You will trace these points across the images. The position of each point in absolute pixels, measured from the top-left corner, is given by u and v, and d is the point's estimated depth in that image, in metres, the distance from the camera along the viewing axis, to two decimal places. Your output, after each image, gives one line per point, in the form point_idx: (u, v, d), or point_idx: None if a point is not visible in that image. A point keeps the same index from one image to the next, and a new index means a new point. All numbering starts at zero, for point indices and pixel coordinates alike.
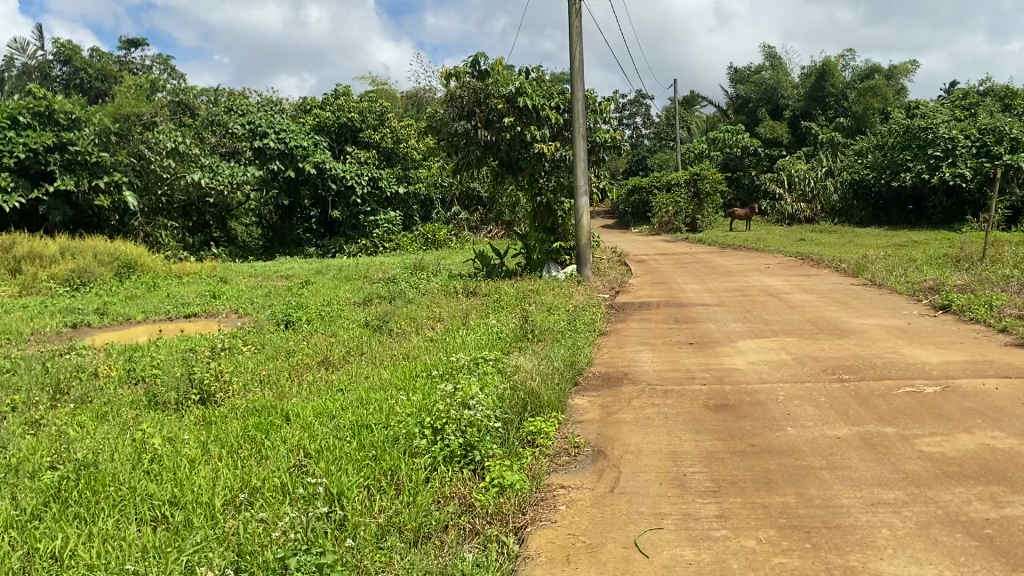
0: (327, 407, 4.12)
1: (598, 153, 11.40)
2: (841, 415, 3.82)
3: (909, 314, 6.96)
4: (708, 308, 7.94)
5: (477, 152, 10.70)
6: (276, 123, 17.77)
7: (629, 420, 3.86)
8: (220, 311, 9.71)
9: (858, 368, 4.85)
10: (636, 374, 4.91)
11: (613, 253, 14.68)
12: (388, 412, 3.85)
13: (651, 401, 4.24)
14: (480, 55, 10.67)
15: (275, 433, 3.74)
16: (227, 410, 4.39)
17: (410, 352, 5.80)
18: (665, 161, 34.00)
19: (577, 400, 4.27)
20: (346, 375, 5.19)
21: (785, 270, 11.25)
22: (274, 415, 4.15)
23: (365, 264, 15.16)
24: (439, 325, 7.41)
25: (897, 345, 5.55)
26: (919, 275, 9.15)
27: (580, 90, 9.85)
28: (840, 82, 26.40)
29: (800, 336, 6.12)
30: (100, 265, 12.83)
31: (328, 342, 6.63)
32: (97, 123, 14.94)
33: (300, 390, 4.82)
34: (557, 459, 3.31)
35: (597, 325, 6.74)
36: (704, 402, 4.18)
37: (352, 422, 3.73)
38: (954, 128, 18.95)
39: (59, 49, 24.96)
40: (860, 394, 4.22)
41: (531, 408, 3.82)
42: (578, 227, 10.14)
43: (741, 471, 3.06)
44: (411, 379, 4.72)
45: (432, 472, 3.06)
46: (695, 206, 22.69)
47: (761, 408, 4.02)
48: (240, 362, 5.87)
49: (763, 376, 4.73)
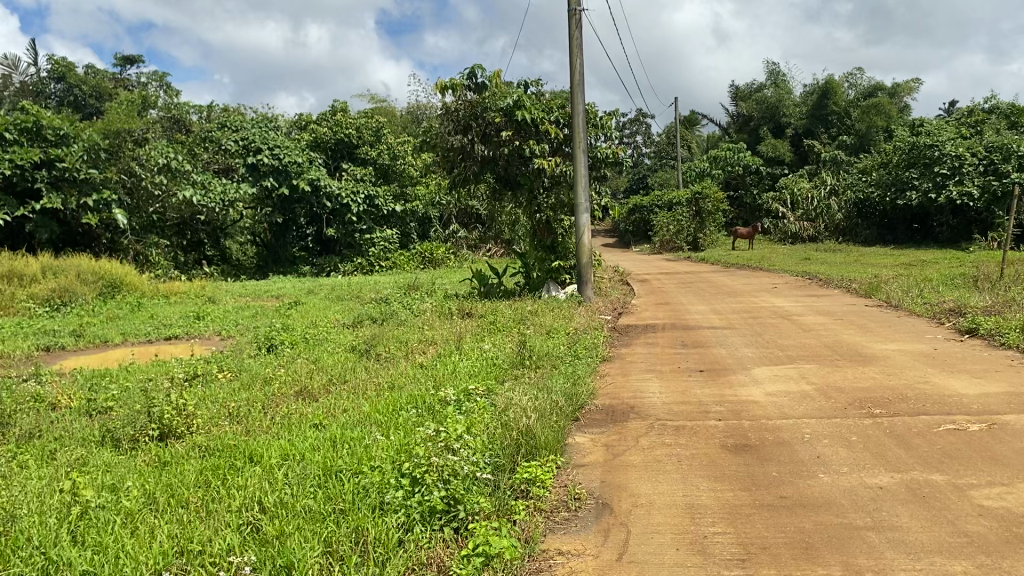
0: (295, 449, 3.67)
1: (600, 169, 10.96)
2: (880, 459, 3.34)
3: (934, 338, 6.48)
4: (717, 331, 7.48)
5: (473, 168, 10.29)
6: (271, 139, 17.34)
7: (637, 465, 3.39)
8: (203, 334, 9.24)
9: (889, 401, 4.37)
10: (643, 408, 4.43)
11: (613, 272, 14.23)
12: (361, 455, 3.39)
13: (662, 441, 3.76)
14: (476, 68, 10.28)
15: (232, 479, 3.29)
16: (186, 448, 3.94)
17: (396, 381, 5.32)
18: (667, 179, 33.61)
19: (578, 440, 3.80)
20: (323, 408, 4.72)
21: (794, 291, 10.77)
22: (238, 455, 3.71)
23: (358, 284, 14.73)
24: (430, 349, 6.94)
25: (927, 374, 5.07)
26: (938, 296, 8.68)
27: (582, 103, 9.43)
28: (842, 100, 26.07)
29: (820, 363, 5.65)
30: (84, 285, 12.39)
31: (310, 369, 6.17)
32: (87, 139, 14.52)
33: (270, 426, 4.36)
34: (554, 516, 2.84)
35: (600, 350, 6.27)
36: (721, 442, 3.70)
37: (320, 468, 3.29)
38: (961, 146, 18.55)
39: (53, 66, 24.68)
40: (896, 432, 3.74)
41: (525, 451, 3.35)
42: (579, 245, 9.68)
43: (772, 532, 2.59)
44: (392, 414, 4.25)
45: (404, 535, 2.59)
46: (696, 225, 22.27)
47: (786, 450, 3.54)
48: (212, 392, 5.39)
49: (784, 411, 4.25)
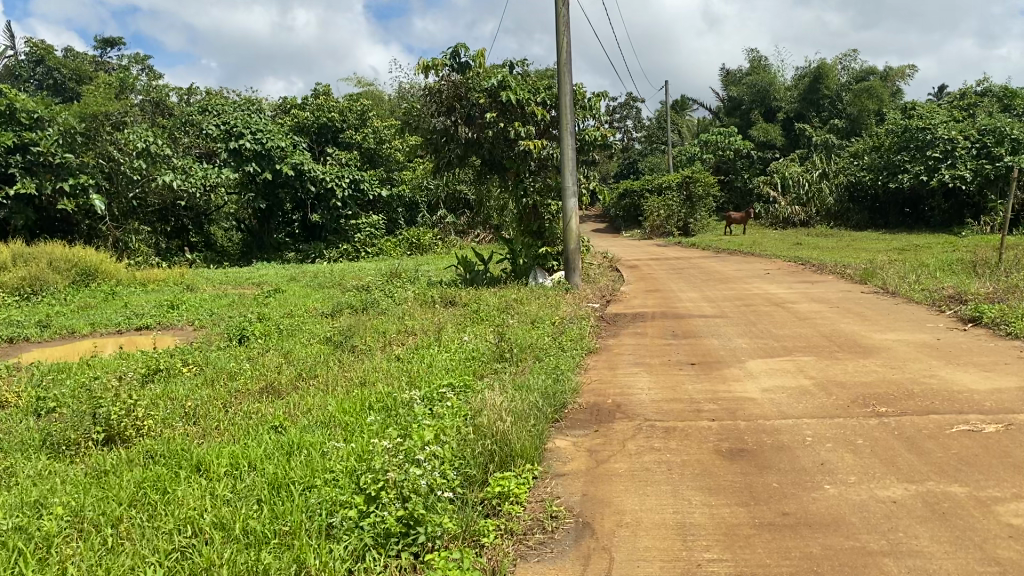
0: (247, 456, 3.37)
1: (589, 153, 10.60)
2: (891, 468, 3.02)
3: (935, 327, 6.17)
4: (708, 319, 7.17)
5: (457, 151, 9.91)
6: (253, 122, 16.93)
7: (623, 474, 3.06)
8: (177, 324, 8.88)
9: (895, 398, 4.04)
10: (631, 406, 4.11)
11: (602, 258, 13.89)
12: (314, 466, 3.09)
13: (650, 445, 3.43)
14: (459, 47, 9.88)
15: (173, 494, 2.99)
16: (131, 455, 3.63)
17: (368, 377, 4.99)
18: (657, 163, 33.26)
19: (558, 445, 3.47)
20: (287, 407, 4.39)
21: (788, 277, 10.45)
22: (185, 464, 3.40)
23: (340, 271, 14.38)
24: (409, 341, 6.61)
25: (933, 367, 4.75)
26: (936, 282, 8.39)
27: (568, 83, 9.07)
28: (835, 84, 25.86)
29: (817, 355, 5.33)
30: (56, 273, 11.98)
31: (279, 363, 5.83)
32: (63, 123, 14.08)
33: (227, 429, 4.05)
34: (526, 539, 2.53)
35: (586, 341, 5.94)
36: (715, 446, 3.37)
37: (268, 482, 2.99)
38: (954, 129, 18.26)
39: (31, 49, 24.20)
40: (907, 435, 3.42)
41: (499, 461, 3.01)
42: (566, 231, 9.33)
43: (775, 560, 2.28)
44: (359, 415, 3.94)
45: (355, 566, 2.31)
46: (688, 210, 21.90)
47: (787, 456, 3.22)
48: (172, 389, 5.05)
49: (783, 410, 3.92)
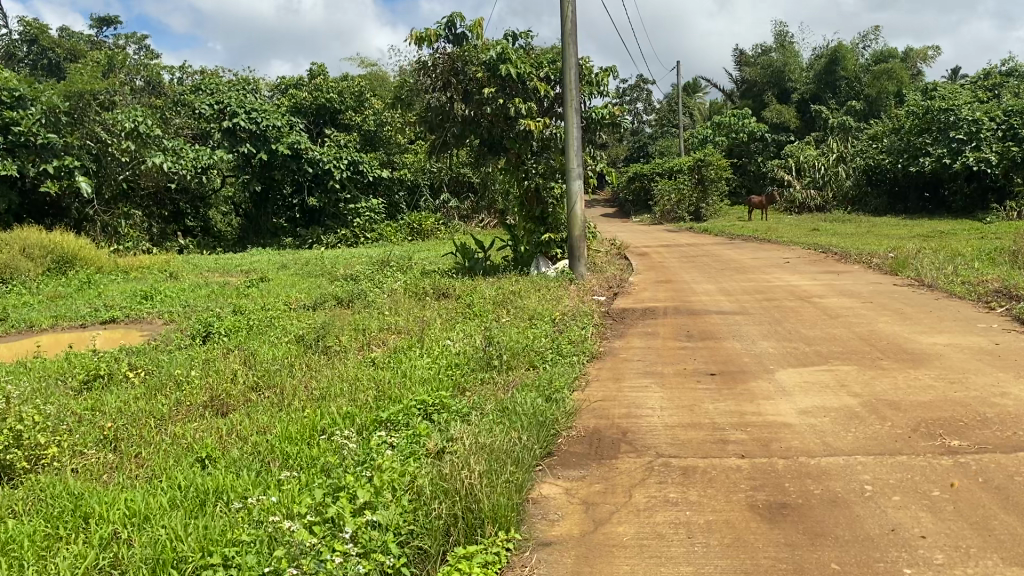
0: (145, 508, 2.63)
1: (596, 133, 9.78)
2: (990, 539, 2.25)
3: (988, 328, 5.39)
4: (727, 316, 6.40)
5: (453, 130, 9.12)
6: (247, 101, 16.11)
7: (629, 545, 2.30)
8: (146, 317, 8.13)
9: (966, 428, 3.26)
10: (641, 435, 3.34)
11: (610, 245, 13.06)
12: (219, 533, 2.33)
13: (664, 496, 2.66)
14: (456, 16, 9.08)
15: (27, 570, 2.25)
16: (10, 500, 2.90)
17: (331, 389, 4.23)
18: (668, 147, 32.27)
19: (544, 493, 2.73)
20: (221, 432, 3.62)
21: (809, 266, 9.63)
22: (68, 517, 2.65)
23: (335, 258, 13.55)
24: (391, 341, 5.84)
25: (1000, 382, 3.96)
26: (976, 274, 7.58)
27: (574, 56, 8.25)
28: (853, 64, 24.89)
29: (857, 364, 4.54)
30: (30, 261, 11.16)
31: (235, 367, 5.08)
32: (46, 102, 13.21)
33: (145, 462, 3.31)
34: None
35: (589, 345, 5.15)
36: (750, 500, 2.60)
37: (152, 557, 2.24)
38: (978, 110, 17.26)
39: (25, 28, 23.51)
40: (996, 484, 2.64)
41: (463, 529, 2.25)
42: (570, 216, 8.52)
43: None
44: (299, 447, 3.18)
45: None
46: (700, 193, 21.01)
47: (845, 515, 2.45)
48: (104, 403, 4.31)
49: (829, 443, 3.14)
